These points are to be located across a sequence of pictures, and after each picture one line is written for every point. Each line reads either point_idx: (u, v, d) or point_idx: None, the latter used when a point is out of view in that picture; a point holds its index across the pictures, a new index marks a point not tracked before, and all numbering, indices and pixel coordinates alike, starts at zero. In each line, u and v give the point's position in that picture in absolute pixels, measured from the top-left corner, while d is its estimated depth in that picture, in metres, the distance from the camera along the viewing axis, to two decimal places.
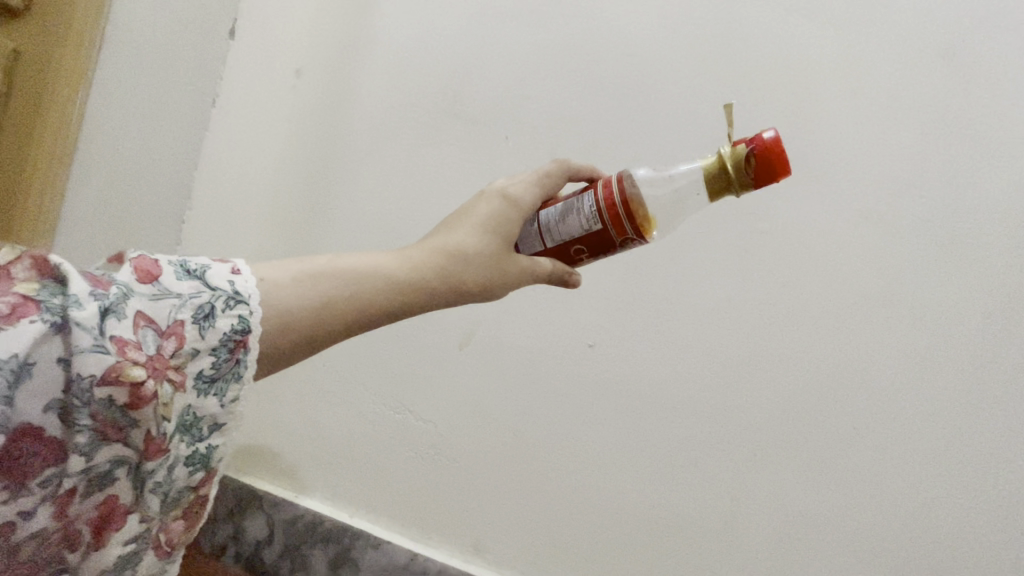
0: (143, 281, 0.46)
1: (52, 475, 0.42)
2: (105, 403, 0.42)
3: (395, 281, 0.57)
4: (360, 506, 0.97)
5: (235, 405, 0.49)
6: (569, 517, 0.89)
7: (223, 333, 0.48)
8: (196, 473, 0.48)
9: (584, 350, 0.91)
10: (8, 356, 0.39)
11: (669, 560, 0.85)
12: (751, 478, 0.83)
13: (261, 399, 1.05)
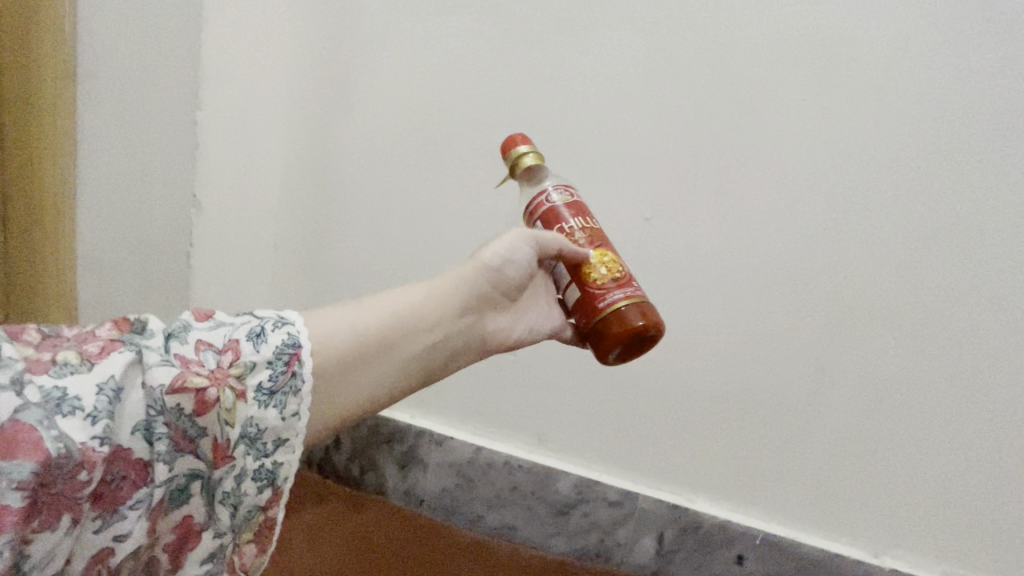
0: (201, 318, 0.48)
1: (144, 494, 0.40)
2: (175, 412, 0.42)
3: (428, 312, 0.55)
4: (419, 407, 0.94)
5: (298, 419, 0.46)
6: (632, 402, 0.82)
7: (276, 348, 0.47)
8: (264, 490, 0.45)
9: (641, 224, 0.77)
10: (105, 379, 0.40)
11: (740, 440, 0.78)
12: (836, 349, 0.73)
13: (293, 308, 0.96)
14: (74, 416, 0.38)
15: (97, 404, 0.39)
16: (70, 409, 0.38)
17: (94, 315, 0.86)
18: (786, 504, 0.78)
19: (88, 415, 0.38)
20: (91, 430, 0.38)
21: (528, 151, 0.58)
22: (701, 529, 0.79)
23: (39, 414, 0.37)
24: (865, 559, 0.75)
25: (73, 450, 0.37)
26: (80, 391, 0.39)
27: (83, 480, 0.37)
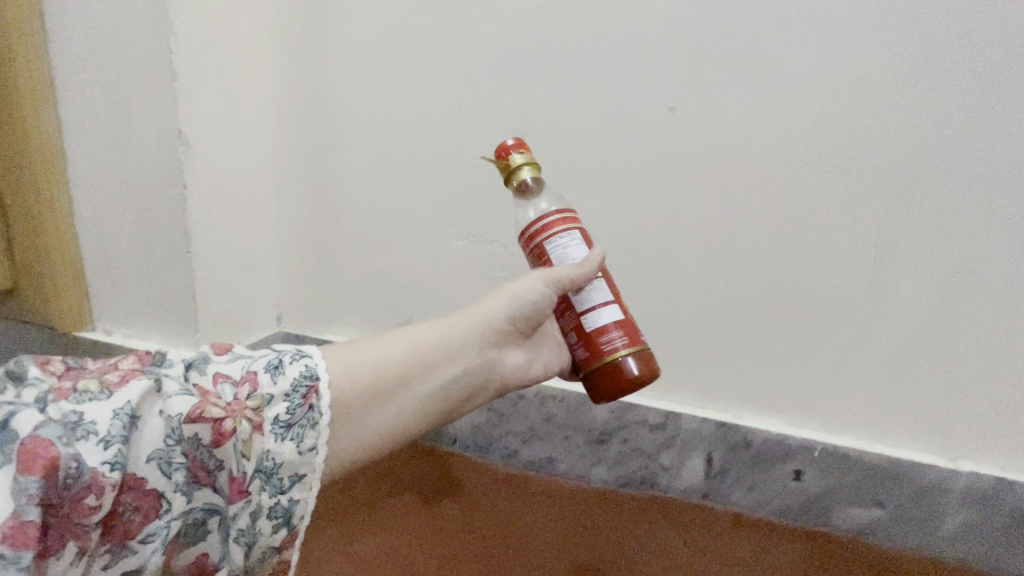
0: (221, 353, 0.46)
1: (157, 527, 0.37)
2: (193, 442, 0.39)
3: (444, 348, 0.52)
4: None
5: (314, 455, 0.43)
6: (671, 319, 0.74)
7: (295, 380, 0.45)
8: (279, 529, 0.41)
9: (665, 115, 0.68)
10: (122, 405, 0.38)
11: (791, 348, 0.71)
12: (897, 232, 0.64)
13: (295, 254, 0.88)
14: (88, 441, 0.36)
15: (111, 429, 0.36)
16: (84, 434, 0.36)
17: (97, 276, 0.82)
18: (846, 411, 0.71)
19: (102, 440, 0.36)
20: (105, 455, 0.36)
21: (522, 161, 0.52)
22: (753, 447, 0.73)
23: (58, 431, 0.35)
24: (941, 466, 0.67)
25: (84, 473, 0.34)
26: (96, 416, 0.37)
27: (93, 504, 0.34)
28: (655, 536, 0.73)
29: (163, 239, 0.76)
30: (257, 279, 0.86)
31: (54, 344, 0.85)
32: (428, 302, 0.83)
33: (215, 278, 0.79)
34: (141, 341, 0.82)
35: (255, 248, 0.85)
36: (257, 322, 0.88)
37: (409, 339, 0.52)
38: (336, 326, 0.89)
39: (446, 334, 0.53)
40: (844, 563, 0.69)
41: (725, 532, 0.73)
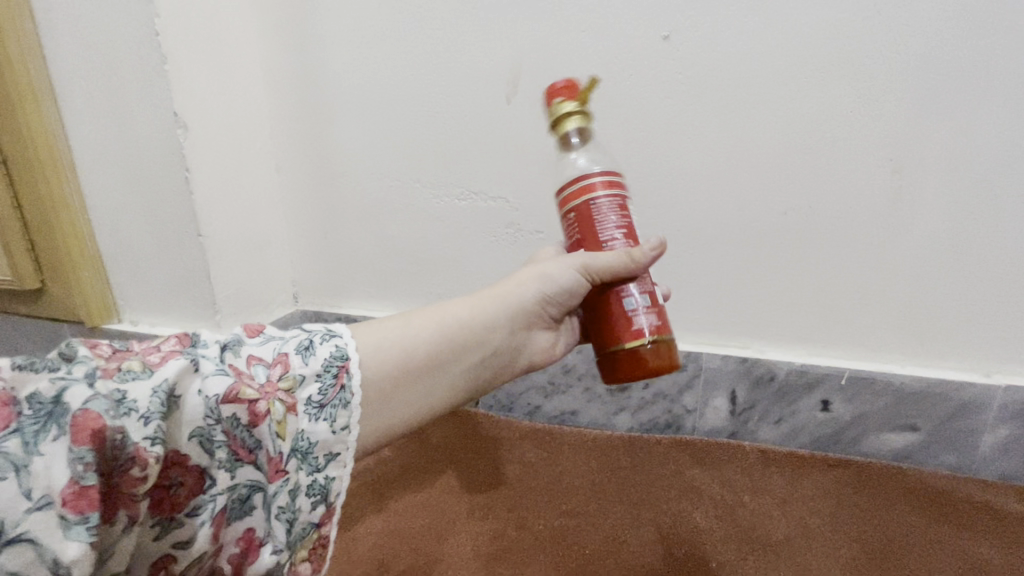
0: (252, 335, 0.42)
1: (205, 499, 0.34)
2: (232, 421, 0.35)
3: (474, 325, 0.49)
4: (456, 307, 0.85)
5: (348, 434, 0.40)
6: (684, 256, 0.72)
7: (325, 360, 0.41)
8: (317, 506, 0.38)
9: (659, 43, 0.66)
10: (160, 382, 0.33)
11: (809, 275, 0.69)
12: (917, 140, 0.61)
13: (303, 229, 0.89)
14: (131, 416, 0.31)
15: (151, 405, 0.32)
16: (127, 410, 0.31)
17: (118, 265, 0.85)
18: (871, 332, 0.69)
19: (142, 417, 0.32)
20: (146, 429, 0.31)
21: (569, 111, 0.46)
22: (776, 381, 0.72)
23: (105, 404, 0.30)
24: (977, 382, 0.65)
25: (129, 445, 0.30)
26: (136, 393, 0.32)
27: (139, 475, 0.30)
28: (688, 478, 0.70)
29: (173, 224, 0.77)
30: (270, 259, 0.88)
31: (85, 336, 0.88)
32: (439, 264, 0.84)
33: (229, 258, 0.81)
34: (165, 326, 0.85)
35: (264, 227, 0.86)
36: (274, 301, 0.90)
37: (437, 317, 0.48)
38: (348, 299, 0.91)
39: (472, 314, 0.49)
40: (885, 488, 0.66)
41: (758, 466, 0.71)
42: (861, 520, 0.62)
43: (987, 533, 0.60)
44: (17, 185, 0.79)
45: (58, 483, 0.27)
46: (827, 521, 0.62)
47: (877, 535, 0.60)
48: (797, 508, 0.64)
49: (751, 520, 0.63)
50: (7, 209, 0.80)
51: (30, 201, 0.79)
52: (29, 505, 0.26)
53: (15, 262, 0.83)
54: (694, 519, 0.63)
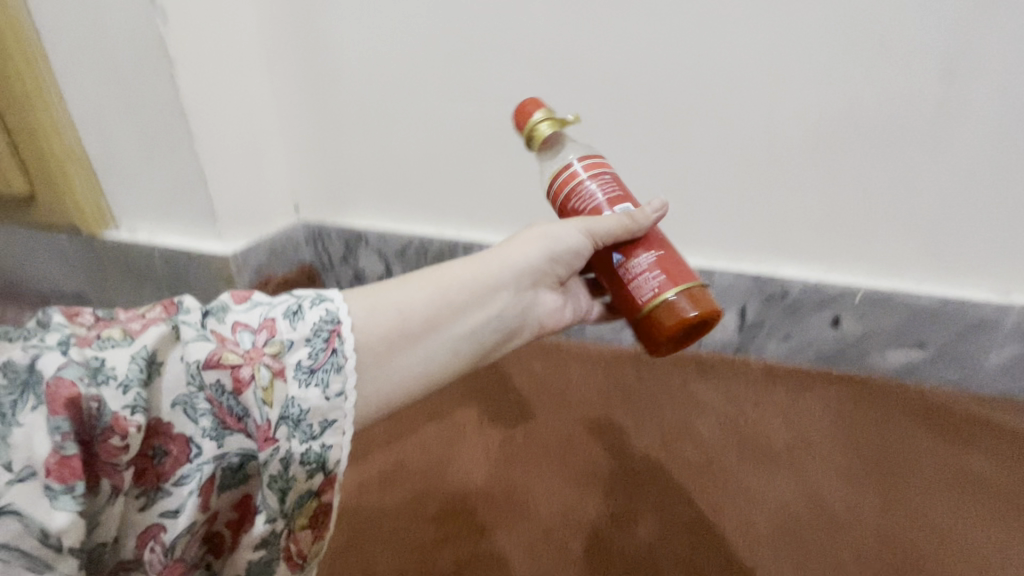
0: (239, 301, 0.41)
1: (190, 469, 0.34)
2: (217, 389, 0.35)
3: (477, 286, 0.47)
4: (465, 222, 0.83)
5: (344, 399, 0.37)
6: (704, 171, 0.69)
7: (315, 325, 0.39)
8: (314, 475, 0.36)
9: None
10: (139, 350, 0.34)
11: (834, 189, 0.65)
12: (971, 39, 0.55)
13: (302, 138, 0.85)
14: (108, 385, 0.32)
15: (129, 373, 0.33)
16: (104, 379, 0.32)
17: (109, 175, 0.81)
18: (891, 252, 0.67)
19: (120, 385, 0.32)
20: (124, 397, 0.32)
21: (543, 117, 0.49)
22: (789, 296, 0.71)
23: (81, 372, 0.32)
24: (995, 302, 0.64)
25: (107, 416, 0.31)
26: (115, 360, 0.33)
27: (121, 444, 0.31)
28: (693, 391, 0.71)
29: (162, 127, 0.73)
30: (268, 169, 0.84)
31: (85, 245, 0.86)
32: (444, 175, 0.80)
33: (225, 168, 0.77)
34: (165, 236, 0.82)
35: (260, 135, 0.82)
36: (275, 211, 0.87)
37: (438, 285, 0.45)
38: (350, 211, 0.88)
39: (477, 280, 0.47)
40: (887, 403, 0.68)
41: (762, 381, 0.72)
42: (863, 436, 0.63)
43: (984, 449, 0.62)
44: None
45: (39, 452, 0.29)
46: (830, 434, 0.64)
47: (876, 449, 0.62)
48: (802, 423, 0.65)
49: (754, 431, 0.64)
50: None
51: (9, 96, 0.74)
52: (12, 477, 0.28)
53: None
54: (698, 428, 0.65)
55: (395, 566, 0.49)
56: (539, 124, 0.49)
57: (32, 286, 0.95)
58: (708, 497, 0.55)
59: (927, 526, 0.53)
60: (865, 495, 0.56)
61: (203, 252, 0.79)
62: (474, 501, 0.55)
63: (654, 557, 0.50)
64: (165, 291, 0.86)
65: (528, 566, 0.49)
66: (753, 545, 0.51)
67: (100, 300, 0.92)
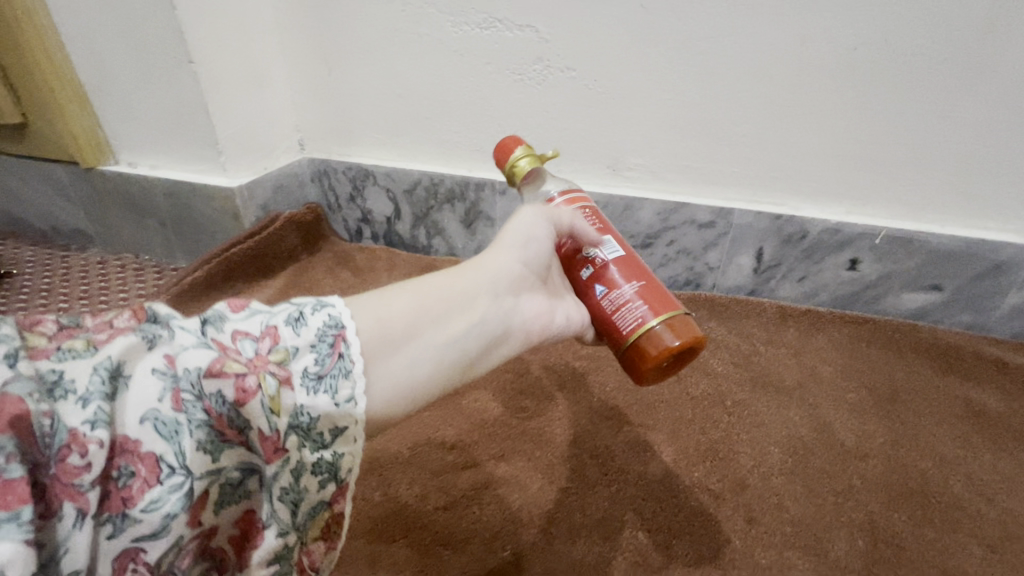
0: (236, 308, 0.34)
1: (162, 492, 0.26)
2: (217, 398, 0.29)
3: (456, 287, 0.39)
4: (477, 157, 0.80)
5: (355, 407, 0.32)
6: (731, 103, 0.66)
7: (318, 331, 0.34)
8: (326, 485, 0.32)
9: None
10: (102, 361, 0.27)
11: (863, 124, 0.63)
12: None
13: (305, 65, 0.80)
14: (66, 400, 0.26)
15: (91, 386, 0.26)
16: (61, 395, 0.26)
17: (105, 103, 0.77)
18: (918, 189, 0.65)
19: (79, 399, 0.26)
20: (83, 411, 0.25)
21: (521, 153, 0.46)
22: (808, 238, 0.70)
23: (30, 387, 0.25)
24: (1017, 243, 0.63)
25: (62, 432, 0.25)
26: (75, 372, 0.27)
27: (82, 462, 0.25)
28: (706, 330, 0.71)
29: (159, 50, 0.69)
30: (270, 98, 0.81)
31: (84, 179, 0.84)
32: (456, 109, 0.77)
33: (227, 95, 0.74)
34: (166, 170, 0.80)
35: (261, 60, 0.78)
36: (279, 147, 0.84)
37: (416, 289, 0.39)
38: (358, 149, 0.85)
39: (454, 282, 0.40)
40: (899, 343, 0.68)
41: (775, 322, 0.72)
42: (872, 370, 0.64)
43: (992, 383, 0.63)
44: None
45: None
46: (839, 368, 0.64)
47: (886, 382, 0.63)
48: (811, 357, 0.66)
49: (765, 367, 0.65)
50: None
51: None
52: None
53: None
54: (711, 364, 0.65)
55: (415, 488, 0.49)
56: (519, 161, 0.46)
57: (31, 222, 0.93)
58: (720, 428, 0.56)
59: (934, 455, 0.54)
60: (874, 427, 0.57)
61: (207, 186, 0.77)
62: (490, 431, 0.55)
63: (668, 481, 0.50)
64: (169, 228, 0.84)
65: (544, 487, 0.49)
66: (765, 471, 0.51)
67: (101, 237, 0.90)
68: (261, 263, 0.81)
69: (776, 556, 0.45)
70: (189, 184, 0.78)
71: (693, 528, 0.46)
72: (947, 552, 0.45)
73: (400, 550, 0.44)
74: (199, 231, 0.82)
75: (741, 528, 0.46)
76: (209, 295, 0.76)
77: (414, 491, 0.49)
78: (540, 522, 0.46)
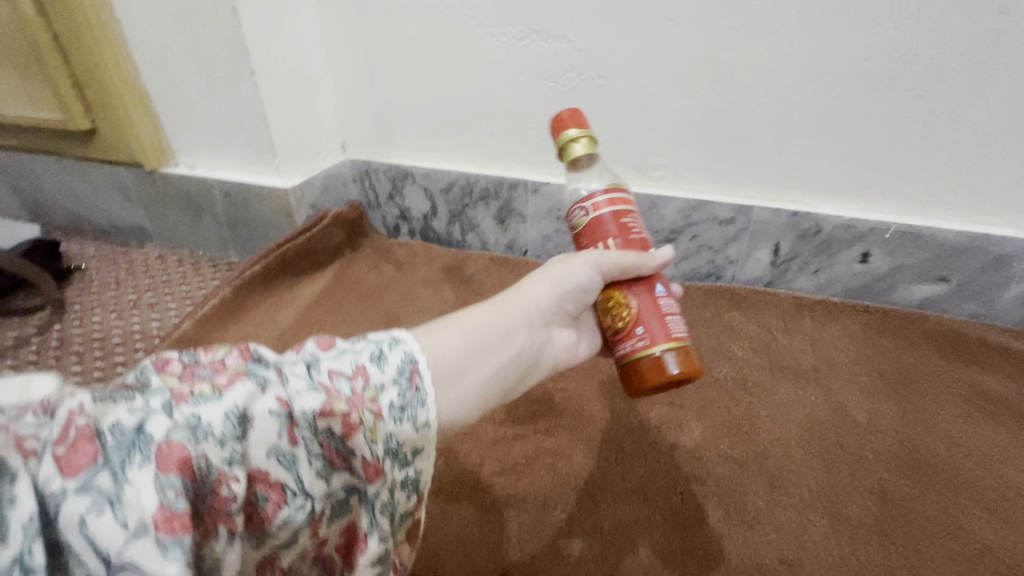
0: (326, 349, 0.36)
1: (291, 512, 0.30)
2: (327, 432, 0.32)
3: (497, 324, 0.43)
4: (510, 158, 0.86)
5: (432, 430, 0.36)
6: (752, 108, 0.71)
7: (399, 367, 0.36)
8: (411, 496, 0.35)
9: None
10: (230, 407, 0.29)
11: (875, 128, 0.68)
12: None
13: (349, 72, 0.86)
14: (208, 442, 0.28)
15: (227, 428, 0.28)
16: (204, 436, 0.28)
17: (167, 110, 0.84)
18: (927, 188, 0.70)
19: (218, 441, 0.28)
20: (223, 451, 0.28)
21: (578, 133, 0.45)
22: (823, 233, 0.75)
23: (185, 433, 0.27)
24: (1019, 238, 0.68)
25: (212, 470, 0.27)
26: (211, 415, 0.28)
27: (231, 493, 0.27)
28: (727, 320, 0.76)
29: (222, 61, 0.75)
30: (317, 105, 0.87)
31: (145, 180, 0.90)
32: (492, 114, 0.83)
33: (281, 103, 0.80)
34: (223, 172, 0.86)
35: (310, 69, 0.84)
36: (325, 149, 0.90)
37: (461, 329, 0.41)
38: (398, 151, 0.91)
39: (494, 319, 0.43)
40: (908, 331, 0.73)
41: (792, 312, 0.77)
42: (881, 355, 0.70)
43: (994, 366, 0.68)
44: (52, 11, 0.77)
45: (147, 508, 0.24)
46: (852, 354, 0.70)
47: (896, 366, 0.68)
48: (826, 344, 0.71)
49: (783, 353, 0.70)
50: (48, 41, 0.79)
51: (72, 31, 0.77)
52: (125, 535, 0.24)
53: (62, 99, 0.83)
54: (733, 350, 0.71)
55: (473, 457, 0.56)
56: (574, 140, 0.45)
57: (93, 219, 1.01)
58: (743, 407, 0.62)
59: (939, 431, 0.59)
60: (884, 407, 0.62)
61: (262, 186, 0.84)
62: (535, 409, 0.61)
63: (698, 452, 0.56)
64: (224, 225, 0.91)
65: (587, 457, 0.56)
66: (785, 444, 0.57)
67: (159, 233, 0.97)
68: (312, 258, 0.87)
69: (796, 515, 0.51)
70: (246, 184, 0.84)
71: (721, 491, 0.52)
72: (950, 513, 0.51)
73: (466, 509, 0.51)
74: (253, 228, 0.89)
75: (764, 492, 0.52)
76: (267, 288, 0.82)
77: (473, 460, 0.55)
78: (585, 486, 0.53)
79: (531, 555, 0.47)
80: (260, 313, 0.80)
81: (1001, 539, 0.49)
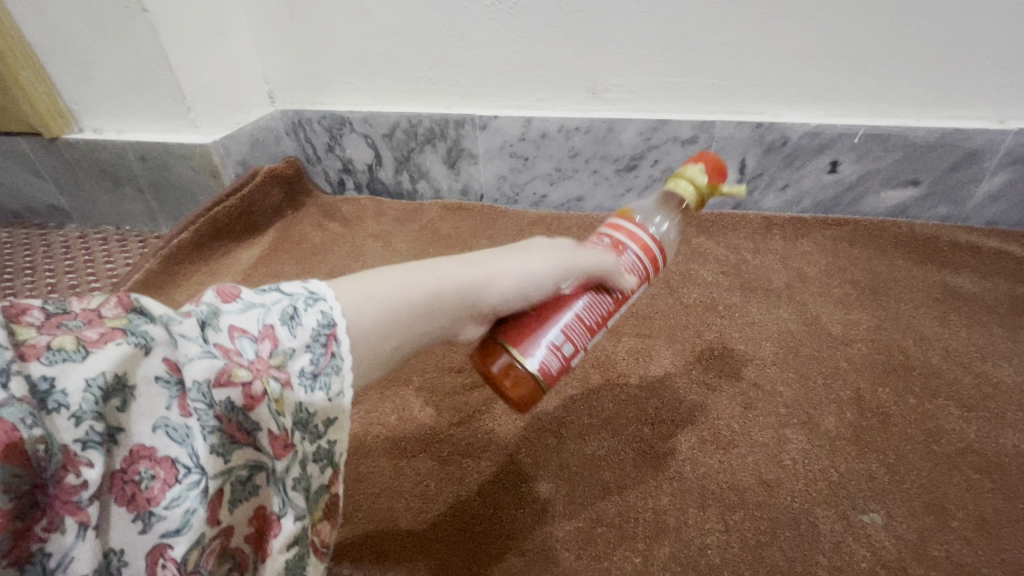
0: (228, 302, 0.29)
1: (181, 491, 0.25)
2: (225, 405, 0.26)
3: (431, 311, 0.36)
4: (453, 93, 0.78)
5: (346, 399, 0.31)
6: (708, 10, 0.65)
7: (314, 331, 0.31)
8: (325, 470, 0.31)
9: None
10: (94, 375, 0.24)
11: (840, 24, 0.63)
12: None
13: (264, 8, 0.77)
14: (59, 415, 0.23)
15: (84, 402, 0.23)
16: (54, 408, 0.23)
17: (60, 67, 0.74)
18: (895, 84, 0.65)
19: (72, 416, 0.23)
20: (76, 429, 0.23)
21: None
22: (789, 144, 0.71)
23: (22, 411, 0.21)
24: (994, 129, 0.65)
25: (57, 451, 0.22)
26: (68, 382, 0.23)
27: (79, 481, 0.22)
28: (694, 245, 0.72)
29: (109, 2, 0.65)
30: (233, 48, 0.77)
31: (51, 151, 0.82)
32: (428, 44, 0.75)
33: (188, 46, 0.71)
34: (134, 133, 0.78)
35: (218, 5, 0.74)
36: (249, 101, 0.82)
37: (386, 305, 0.34)
38: (331, 96, 0.83)
39: (431, 310, 0.36)
40: (878, 239, 0.70)
41: (761, 231, 0.73)
42: (854, 265, 0.67)
43: (966, 265, 0.66)
44: None
45: None
46: (823, 267, 0.67)
47: (867, 274, 0.65)
48: (797, 260, 0.68)
49: (754, 273, 0.67)
50: None
51: None
52: None
53: None
54: (702, 275, 0.67)
55: (430, 409, 0.51)
56: None
57: (5, 201, 0.92)
58: (714, 330, 0.59)
59: (914, 334, 0.57)
60: (858, 316, 0.60)
61: (181, 144, 0.75)
62: None
63: (668, 380, 0.53)
64: (147, 193, 0.82)
65: (552, 396, 0.52)
66: (758, 363, 0.54)
67: (79, 211, 0.88)
68: (247, 219, 0.80)
69: (772, 433, 0.48)
70: (163, 144, 0.76)
71: (694, 417, 0.49)
72: (928, 414, 0.49)
73: (422, 462, 0.47)
74: (179, 194, 0.81)
75: (738, 413, 0.50)
76: (200, 255, 0.75)
77: (429, 411, 0.51)
78: (551, 426, 0.49)
79: (493, 505, 0.44)
80: (193, 283, 0.73)
81: (980, 433, 0.47)
